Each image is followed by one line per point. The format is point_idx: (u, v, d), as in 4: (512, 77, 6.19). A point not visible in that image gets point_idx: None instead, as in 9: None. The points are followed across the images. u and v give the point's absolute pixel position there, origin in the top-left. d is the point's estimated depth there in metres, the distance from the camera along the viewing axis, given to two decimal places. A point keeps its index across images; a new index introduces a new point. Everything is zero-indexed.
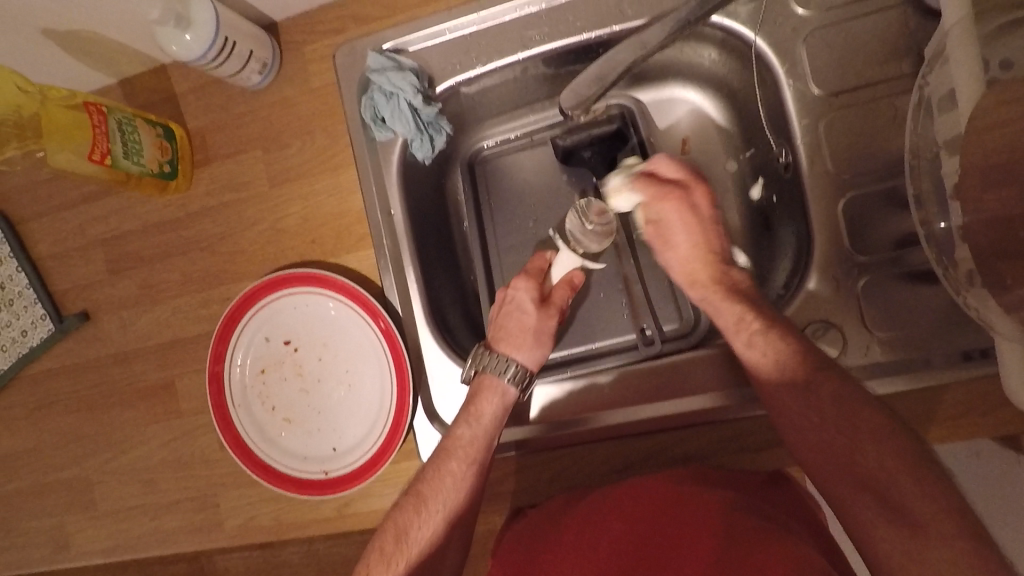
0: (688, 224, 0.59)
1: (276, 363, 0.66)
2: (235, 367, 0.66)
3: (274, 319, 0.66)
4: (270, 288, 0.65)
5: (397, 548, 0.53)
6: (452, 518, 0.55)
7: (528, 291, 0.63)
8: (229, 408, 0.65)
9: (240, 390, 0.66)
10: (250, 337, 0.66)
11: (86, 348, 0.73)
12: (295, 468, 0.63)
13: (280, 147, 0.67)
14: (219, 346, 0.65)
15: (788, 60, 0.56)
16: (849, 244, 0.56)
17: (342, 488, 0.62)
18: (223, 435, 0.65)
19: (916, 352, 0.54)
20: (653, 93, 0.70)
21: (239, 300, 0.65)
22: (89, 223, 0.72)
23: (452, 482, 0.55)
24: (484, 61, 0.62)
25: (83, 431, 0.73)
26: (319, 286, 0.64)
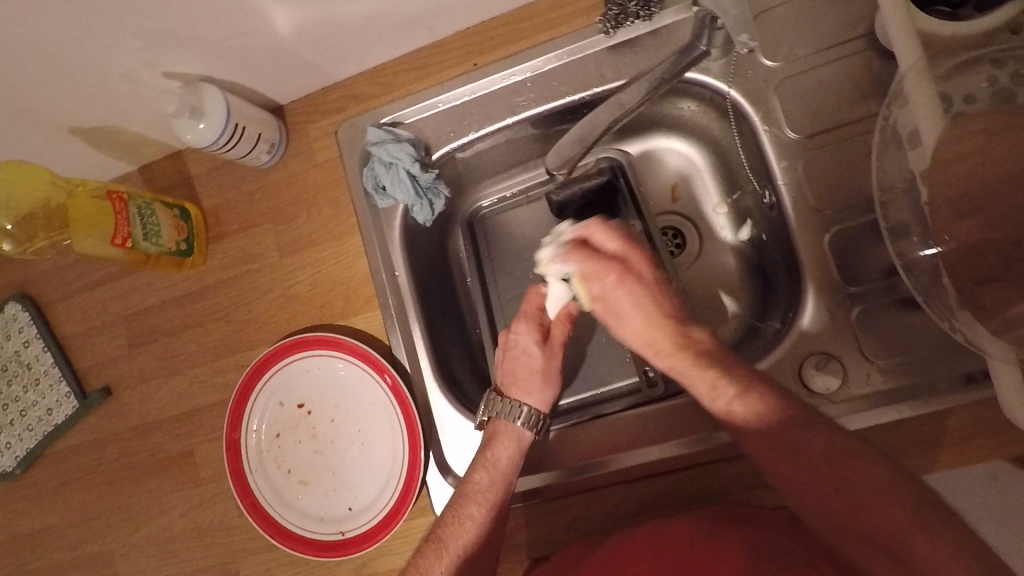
0: (636, 298, 0.57)
1: (291, 426, 0.68)
2: (251, 433, 0.68)
3: (288, 383, 0.68)
4: (283, 352, 0.67)
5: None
6: (471, 562, 0.55)
7: (530, 332, 0.63)
8: (246, 473, 0.66)
9: (257, 455, 0.67)
10: (265, 402, 0.68)
11: (109, 422, 0.75)
12: (313, 530, 0.64)
13: (289, 218, 0.70)
14: (235, 413, 0.67)
15: (762, 108, 0.60)
16: (838, 277, 0.57)
17: (359, 548, 0.62)
18: (242, 501, 0.66)
19: (916, 379, 0.54)
20: (639, 145, 0.74)
21: (252, 368, 0.67)
22: (111, 301, 0.76)
23: (472, 525, 0.55)
24: (476, 127, 0.66)
25: (106, 505, 0.75)
26: (329, 348, 0.66)
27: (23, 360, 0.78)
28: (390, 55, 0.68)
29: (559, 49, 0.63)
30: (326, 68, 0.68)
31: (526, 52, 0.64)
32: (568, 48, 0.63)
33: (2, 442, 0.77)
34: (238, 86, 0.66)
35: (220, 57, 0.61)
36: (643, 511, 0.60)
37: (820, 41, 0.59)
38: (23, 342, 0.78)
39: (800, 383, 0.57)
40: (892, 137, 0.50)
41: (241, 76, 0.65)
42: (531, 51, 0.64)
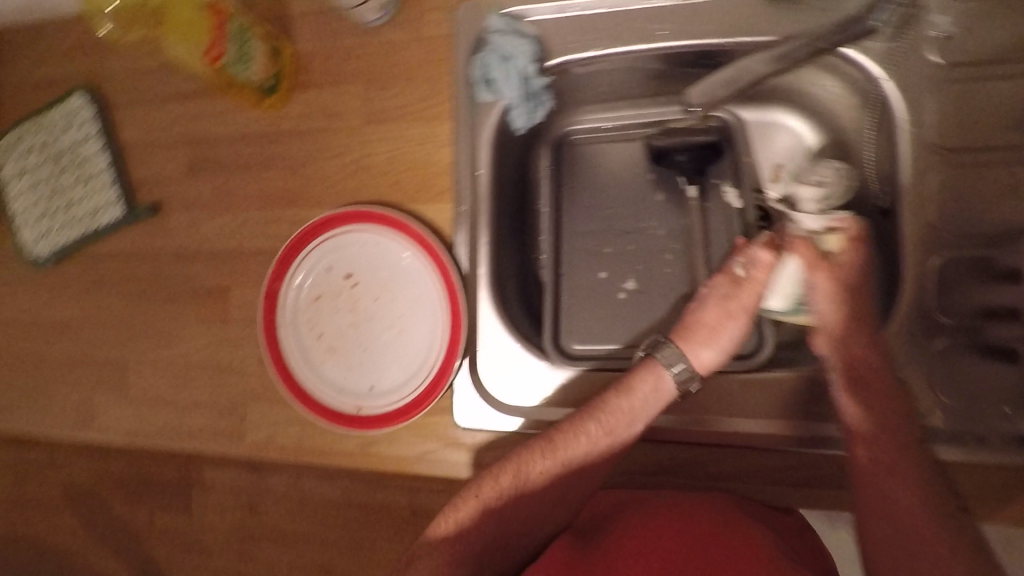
0: (831, 298, 0.57)
1: (332, 293, 0.67)
2: (292, 289, 0.67)
3: (340, 250, 0.67)
4: (345, 217, 0.66)
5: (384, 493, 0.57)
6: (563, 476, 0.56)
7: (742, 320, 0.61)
8: (278, 326, 0.66)
9: (291, 312, 0.67)
10: (313, 264, 0.67)
11: (151, 239, 0.74)
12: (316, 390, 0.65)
13: (382, 86, 0.67)
14: (283, 264, 0.67)
15: (912, 107, 0.56)
16: (933, 302, 0.55)
17: (369, 427, 0.62)
18: (267, 352, 0.66)
19: (974, 427, 0.53)
20: (756, 114, 0.69)
21: (312, 225, 0.66)
22: (180, 120, 0.74)
23: (586, 443, 0.56)
24: (602, 44, 0.62)
25: (132, 317, 0.75)
26: (393, 228, 0.65)
27: (77, 155, 0.76)
28: None
29: None
30: None
31: None
32: None
33: (42, 228, 0.76)
34: None
35: None
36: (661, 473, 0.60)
37: (999, 52, 0.54)
38: (82, 136, 0.76)
39: None
40: None
41: None
42: None
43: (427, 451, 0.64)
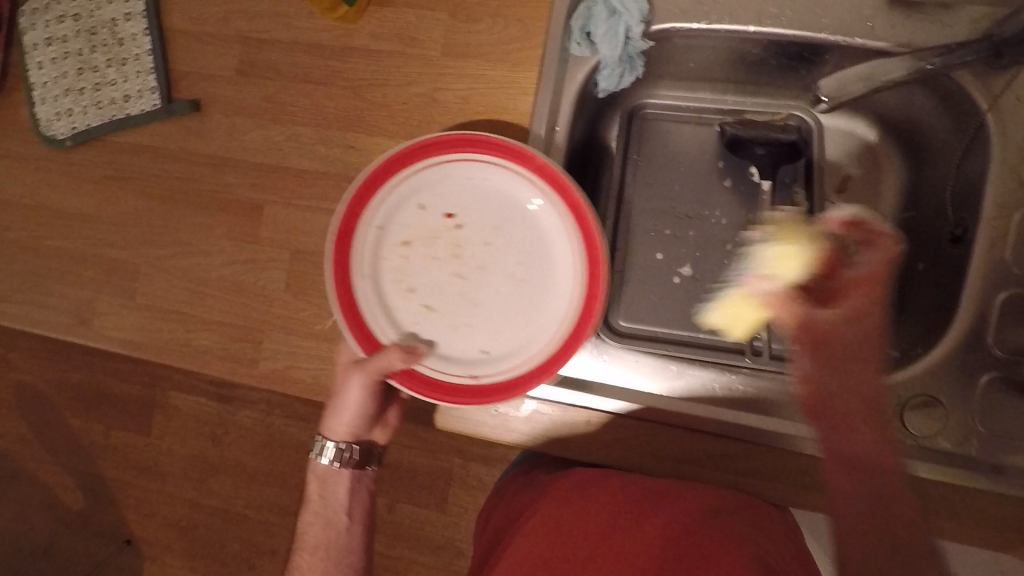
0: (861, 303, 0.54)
1: (427, 228, 0.59)
2: (371, 229, 0.57)
3: (440, 184, 0.58)
4: (528, 166, 0.56)
5: (334, 479, 0.66)
6: (606, 452, 0.60)
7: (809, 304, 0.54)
8: (354, 277, 0.56)
9: (373, 242, 0.57)
10: (406, 191, 0.58)
11: (184, 138, 0.69)
12: (380, 355, 0.55)
13: (467, 18, 0.63)
14: (363, 198, 0.56)
15: (1010, 141, 0.55)
16: (990, 336, 0.55)
17: (478, 404, 0.54)
18: (332, 277, 0.56)
19: (1001, 459, 0.54)
20: (836, 120, 0.67)
21: (408, 148, 0.57)
22: (238, 15, 0.68)
23: (670, 438, 0.59)
24: (711, 19, 0.59)
25: (152, 218, 0.70)
26: (553, 190, 0.56)
27: (116, 33, 0.70)
28: None
29: None
30: None
31: None
32: None
33: (64, 106, 0.71)
34: None
35: None
36: (682, 461, 0.59)
37: None
38: (125, 14, 0.69)
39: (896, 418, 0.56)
40: None
41: None
42: None
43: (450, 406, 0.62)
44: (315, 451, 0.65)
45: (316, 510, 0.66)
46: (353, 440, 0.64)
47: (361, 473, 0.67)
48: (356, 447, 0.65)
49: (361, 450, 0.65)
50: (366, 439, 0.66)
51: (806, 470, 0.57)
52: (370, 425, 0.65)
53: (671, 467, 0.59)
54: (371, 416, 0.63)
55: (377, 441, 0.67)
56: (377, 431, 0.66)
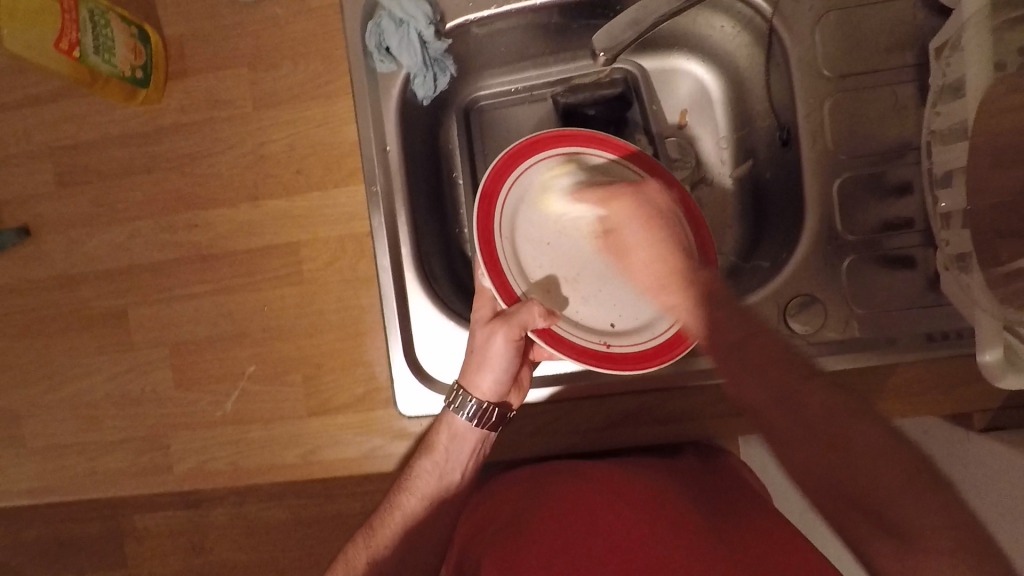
0: (647, 227, 0.55)
1: (550, 203, 0.58)
2: (511, 196, 0.56)
3: (559, 173, 0.58)
4: (580, 141, 0.57)
5: (464, 438, 0.56)
6: (538, 442, 0.61)
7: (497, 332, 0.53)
8: (495, 239, 0.54)
9: (510, 228, 0.56)
10: (525, 185, 0.57)
11: (24, 268, 0.66)
12: (521, 308, 0.53)
13: (269, 67, 0.62)
14: (502, 165, 0.56)
15: (800, 39, 0.58)
16: (837, 223, 0.58)
17: (614, 367, 0.53)
18: (480, 255, 0.54)
19: (880, 331, 0.57)
20: (656, 62, 0.69)
21: (517, 146, 0.56)
22: (38, 128, 0.65)
23: (589, 409, 0.60)
24: (500, 2, 0.59)
25: (17, 358, 0.66)
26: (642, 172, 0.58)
27: None
28: None
29: None
30: None
31: None
32: None
33: None
34: None
35: None
36: (606, 428, 0.60)
37: None
38: None
39: (780, 323, 0.58)
40: (947, 90, 0.50)
41: None
42: None
43: (374, 447, 0.62)
44: (450, 403, 0.56)
45: (435, 462, 0.57)
46: (496, 401, 0.56)
47: (488, 436, 0.57)
48: (496, 407, 0.55)
49: (499, 411, 0.56)
50: (503, 403, 0.57)
51: (718, 399, 0.59)
52: (510, 385, 0.56)
53: (599, 436, 0.60)
54: (514, 375, 0.56)
55: (512, 405, 0.57)
56: (512, 392, 0.57)
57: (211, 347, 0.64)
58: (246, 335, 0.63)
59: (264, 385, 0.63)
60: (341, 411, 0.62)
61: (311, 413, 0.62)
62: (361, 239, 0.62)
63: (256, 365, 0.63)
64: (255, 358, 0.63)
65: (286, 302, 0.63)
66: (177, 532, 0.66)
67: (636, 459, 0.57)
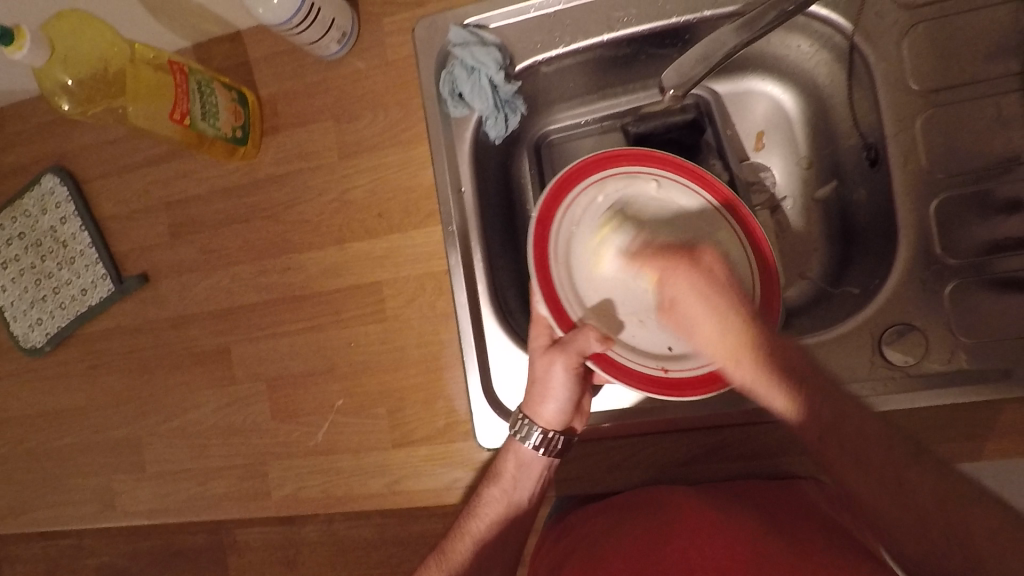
0: (704, 295, 0.49)
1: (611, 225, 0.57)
2: (568, 219, 0.57)
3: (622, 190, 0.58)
4: (637, 159, 0.57)
5: (531, 465, 0.56)
6: (617, 476, 0.60)
7: (559, 365, 0.53)
8: (551, 263, 0.56)
9: (566, 255, 0.57)
10: (585, 207, 0.57)
11: (144, 310, 0.73)
12: (577, 334, 0.54)
13: (352, 118, 0.66)
14: (560, 190, 0.57)
15: (885, 54, 0.55)
16: (937, 245, 0.54)
17: (679, 394, 0.52)
18: (539, 288, 0.55)
19: (993, 364, 0.52)
20: (729, 86, 0.67)
21: (579, 165, 0.57)
22: (155, 185, 0.72)
23: (667, 444, 0.59)
24: (566, 41, 0.61)
25: (138, 392, 0.74)
26: (701, 188, 0.57)
27: (58, 237, 0.75)
28: None
29: None
30: None
31: None
32: None
33: (33, 318, 0.76)
34: None
35: None
36: (686, 463, 0.58)
37: None
38: (60, 218, 0.74)
39: (876, 355, 0.54)
40: None
41: None
42: None
43: (456, 479, 0.63)
44: (516, 433, 0.56)
45: (505, 489, 0.56)
46: (561, 428, 0.56)
47: (553, 462, 0.57)
48: (561, 434, 0.55)
49: (564, 437, 0.55)
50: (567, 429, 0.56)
51: None
52: (574, 413, 0.56)
53: (679, 471, 0.59)
54: (577, 401, 0.56)
55: (577, 430, 0.57)
56: (575, 418, 0.57)
57: (304, 382, 0.68)
58: (334, 370, 0.67)
59: (352, 417, 0.66)
60: (422, 443, 0.64)
61: (396, 444, 0.65)
62: (439, 276, 0.64)
63: (344, 399, 0.67)
64: (343, 392, 0.67)
65: (370, 338, 0.66)
66: (273, 555, 0.69)
67: (711, 483, 0.56)
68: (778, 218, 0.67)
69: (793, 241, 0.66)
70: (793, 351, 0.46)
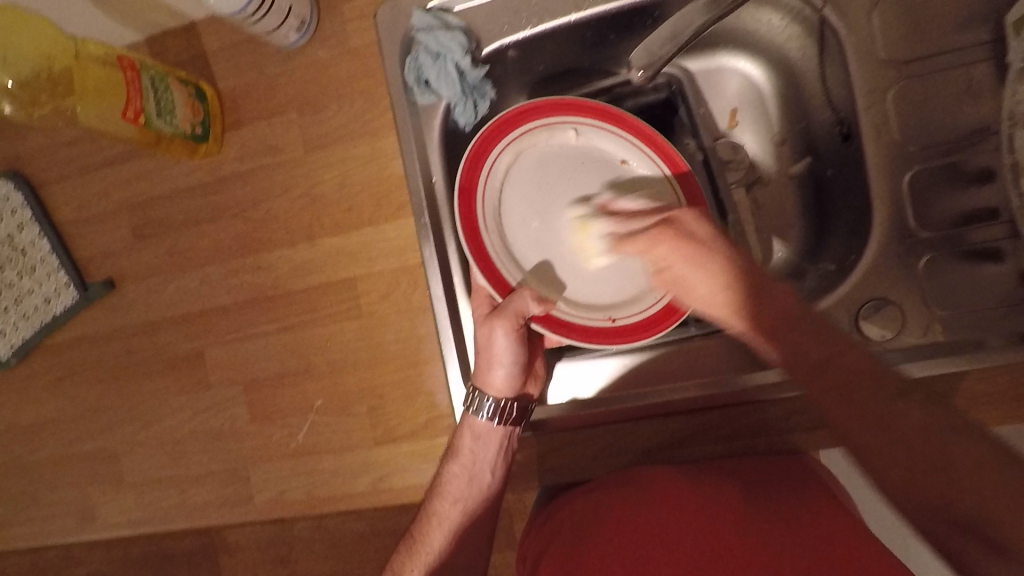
0: (711, 273, 0.48)
1: (534, 182, 0.58)
2: (490, 180, 0.57)
3: (538, 144, 0.58)
4: (548, 111, 0.57)
5: (488, 437, 0.56)
6: (605, 465, 0.60)
7: (500, 332, 0.53)
8: (481, 228, 0.55)
9: (495, 223, 0.57)
10: (505, 163, 0.57)
11: (112, 317, 0.71)
12: (513, 296, 0.54)
13: (316, 110, 0.64)
14: (478, 155, 0.56)
15: (855, 26, 0.54)
16: (911, 218, 0.54)
17: (620, 338, 0.54)
18: (472, 259, 0.55)
19: (970, 335, 0.52)
20: (702, 63, 0.66)
21: (490, 129, 0.56)
22: (115, 188, 0.70)
23: (652, 428, 0.59)
24: (533, 22, 0.59)
25: (110, 401, 0.72)
26: (619, 128, 0.57)
27: (16, 246, 0.72)
28: None
29: None
30: None
31: None
32: None
33: None
34: None
35: None
36: (671, 447, 0.58)
37: None
38: (17, 225, 0.72)
39: (855, 331, 0.54)
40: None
41: None
42: None
43: None
44: (470, 407, 0.57)
45: (464, 465, 0.56)
46: (514, 396, 0.56)
47: (512, 432, 0.57)
48: (515, 402, 0.56)
49: (518, 405, 0.56)
50: (522, 395, 0.58)
51: (793, 411, 0.56)
52: (524, 378, 0.57)
53: (664, 455, 0.58)
54: (525, 367, 0.57)
55: (532, 395, 0.59)
56: (528, 383, 0.58)
57: (281, 383, 0.66)
58: (311, 370, 0.66)
59: (332, 417, 0.65)
60: (405, 439, 0.63)
61: (378, 442, 0.64)
62: (414, 270, 0.63)
63: (323, 398, 0.65)
64: (321, 392, 0.65)
65: (346, 336, 0.65)
66: (265, 551, 0.69)
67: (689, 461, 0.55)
68: (754, 196, 0.66)
69: (769, 218, 0.66)
70: (780, 292, 0.47)
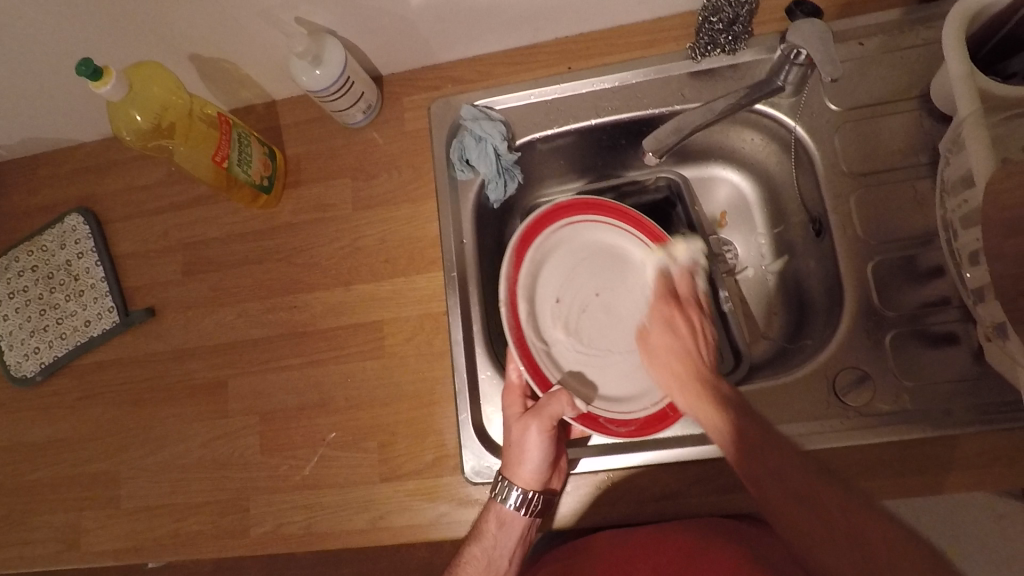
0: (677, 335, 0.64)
1: (562, 269, 0.68)
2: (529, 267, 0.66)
3: (567, 237, 0.68)
4: (577, 210, 0.68)
5: (512, 524, 0.60)
6: (601, 516, 0.62)
7: (537, 434, 0.59)
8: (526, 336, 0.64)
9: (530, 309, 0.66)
10: (541, 253, 0.67)
11: (146, 342, 0.76)
12: (550, 400, 0.60)
13: (368, 176, 0.75)
14: (520, 249, 0.66)
15: (823, 145, 0.67)
16: (876, 300, 0.63)
17: (605, 431, 0.61)
18: (519, 356, 0.63)
19: (933, 405, 0.59)
20: (697, 171, 0.79)
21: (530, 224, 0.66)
22: (176, 228, 0.78)
23: (649, 479, 0.62)
24: (561, 122, 0.71)
25: (124, 424, 0.74)
26: (636, 228, 0.68)
27: (71, 272, 0.79)
28: (491, 47, 0.74)
29: (648, 66, 0.70)
30: (433, 49, 0.73)
31: (618, 64, 0.71)
32: (656, 67, 0.70)
33: (30, 347, 0.77)
34: (353, 47, 0.71)
35: (349, 17, 0.66)
36: (666, 498, 0.61)
37: (880, 96, 0.66)
38: (77, 254, 0.79)
39: (833, 396, 0.61)
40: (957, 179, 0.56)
41: (359, 39, 0.70)
42: (624, 64, 0.71)
43: (440, 514, 0.65)
44: (496, 495, 0.60)
45: (485, 548, 0.59)
46: (541, 489, 0.60)
47: (533, 522, 0.61)
48: (541, 495, 0.60)
49: (544, 497, 0.60)
50: (547, 490, 0.61)
51: None
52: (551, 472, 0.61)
53: (660, 507, 0.61)
54: (552, 463, 0.60)
55: (555, 490, 0.62)
56: (553, 478, 0.61)
57: (297, 415, 0.70)
58: (327, 405, 0.70)
59: (342, 451, 0.68)
60: (411, 476, 0.66)
61: (383, 479, 0.66)
62: (438, 317, 0.70)
63: (336, 432, 0.69)
64: (335, 425, 0.69)
65: (368, 373, 0.70)
66: None
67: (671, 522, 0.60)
68: (742, 282, 0.77)
69: (755, 303, 0.76)
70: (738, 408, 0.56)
